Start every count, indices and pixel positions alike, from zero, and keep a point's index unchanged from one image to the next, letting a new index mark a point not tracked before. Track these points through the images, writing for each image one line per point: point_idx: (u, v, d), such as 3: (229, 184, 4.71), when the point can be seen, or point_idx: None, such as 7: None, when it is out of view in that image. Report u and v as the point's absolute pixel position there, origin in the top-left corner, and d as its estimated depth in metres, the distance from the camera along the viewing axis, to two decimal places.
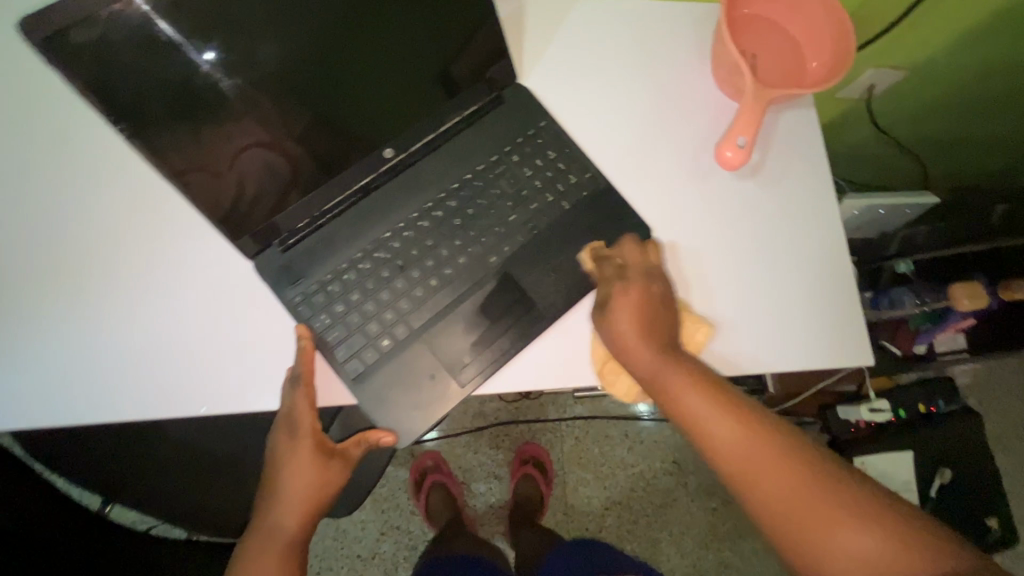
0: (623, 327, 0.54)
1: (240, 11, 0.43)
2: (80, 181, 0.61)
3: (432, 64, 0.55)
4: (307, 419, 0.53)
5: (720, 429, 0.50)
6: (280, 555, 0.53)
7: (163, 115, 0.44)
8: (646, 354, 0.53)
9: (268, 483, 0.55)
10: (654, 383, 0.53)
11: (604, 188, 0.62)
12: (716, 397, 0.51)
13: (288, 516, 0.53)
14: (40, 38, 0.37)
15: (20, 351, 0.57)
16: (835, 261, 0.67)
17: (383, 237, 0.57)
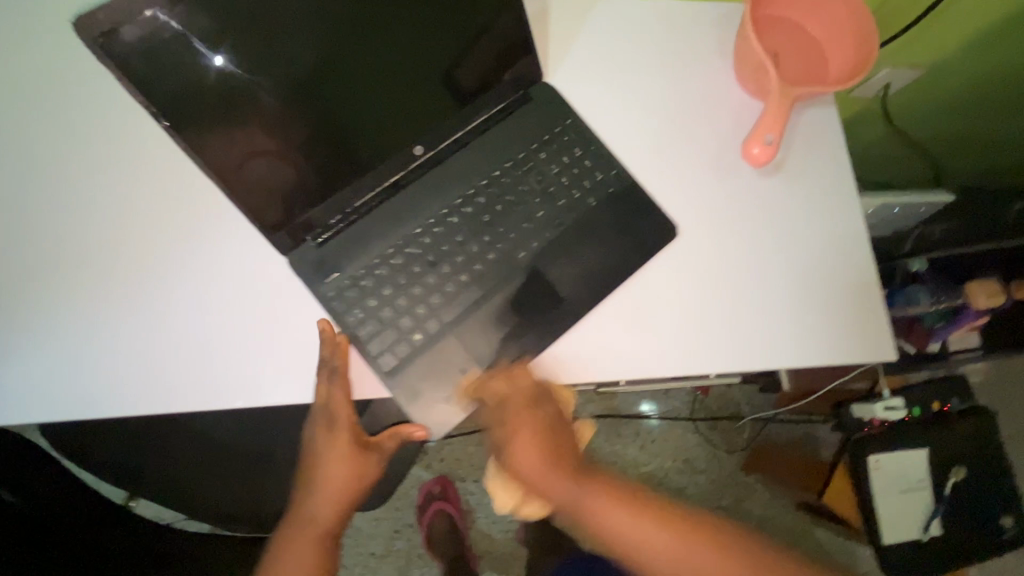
0: (532, 463, 0.58)
1: (252, 19, 0.46)
2: (112, 177, 0.62)
3: (437, 66, 0.55)
4: (343, 412, 0.55)
5: (644, 537, 0.57)
6: (318, 541, 0.56)
7: (199, 112, 0.46)
8: (552, 475, 0.58)
9: (307, 472, 0.58)
10: (575, 510, 0.58)
11: (629, 185, 0.63)
12: (636, 506, 0.59)
13: (325, 505, 0.57)
14: (92, 38, 0.41)
15: (57, 344, 0.58)
16: (860, 257, 0.67)
17: (414, 234, 0.58)
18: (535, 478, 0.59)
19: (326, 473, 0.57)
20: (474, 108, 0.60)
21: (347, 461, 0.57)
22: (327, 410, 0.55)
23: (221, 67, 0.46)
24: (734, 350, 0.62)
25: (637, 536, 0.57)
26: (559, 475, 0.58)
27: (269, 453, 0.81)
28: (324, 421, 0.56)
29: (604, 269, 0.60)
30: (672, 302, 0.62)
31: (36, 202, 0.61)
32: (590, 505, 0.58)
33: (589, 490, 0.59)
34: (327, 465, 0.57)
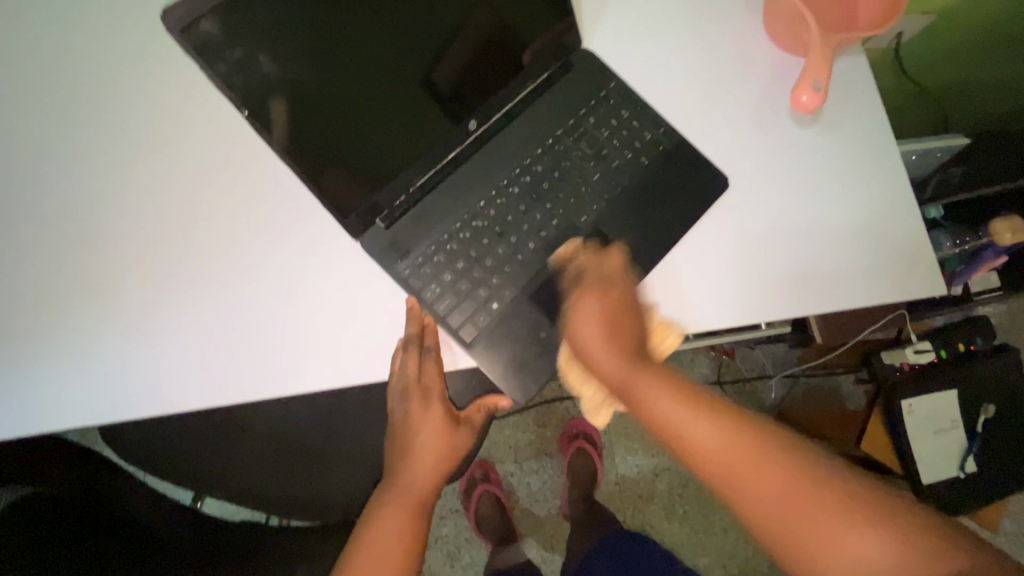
0: (585, 331, 0.54)
1: (258, 20, 0.46)
2: (165, 174, 0.63)
3: (416, 65, 0.55)
4: (437, 381, 0.59)
5: (704, 434, 0.49)
6: (414, 507, 0.59)
7: (266, 94, 0.47)
8: (611, 356, 0.53)
9: (401, 444, 0.61)
10: (625, 388, 0.53)
11: (678, 142, 0.65)
12: (698, 408, 0.51)
13: (423, 471, 0.60)
14: (176, 28, 0.43)
15: (131, 343, 0.59)
16: (902, 196, 0.68)
17: (478, 207, 0.60)
18: (584, 342, 0.54)
19: (421, 442, 0.61)
20: (483, 101, 0.60)
21: (441, 432, 0.62)
22: (423, 381, 0.59)
23: (228, 75, 0.46)
24: (791, 295, 0.64)
25: (685, 423, 0.50)
26: (596, 312, 0.54)
27: (331, 443, 0.82)
28: (419, 393, 0.60)
29: (663, 227, 0.62)
30: (728, 252, 0.64)
31: (94, 208, 0.62)
32: (646, 391, 0.51)
33: (642, 368, 0.52)
34: (422, 434, 0.61)
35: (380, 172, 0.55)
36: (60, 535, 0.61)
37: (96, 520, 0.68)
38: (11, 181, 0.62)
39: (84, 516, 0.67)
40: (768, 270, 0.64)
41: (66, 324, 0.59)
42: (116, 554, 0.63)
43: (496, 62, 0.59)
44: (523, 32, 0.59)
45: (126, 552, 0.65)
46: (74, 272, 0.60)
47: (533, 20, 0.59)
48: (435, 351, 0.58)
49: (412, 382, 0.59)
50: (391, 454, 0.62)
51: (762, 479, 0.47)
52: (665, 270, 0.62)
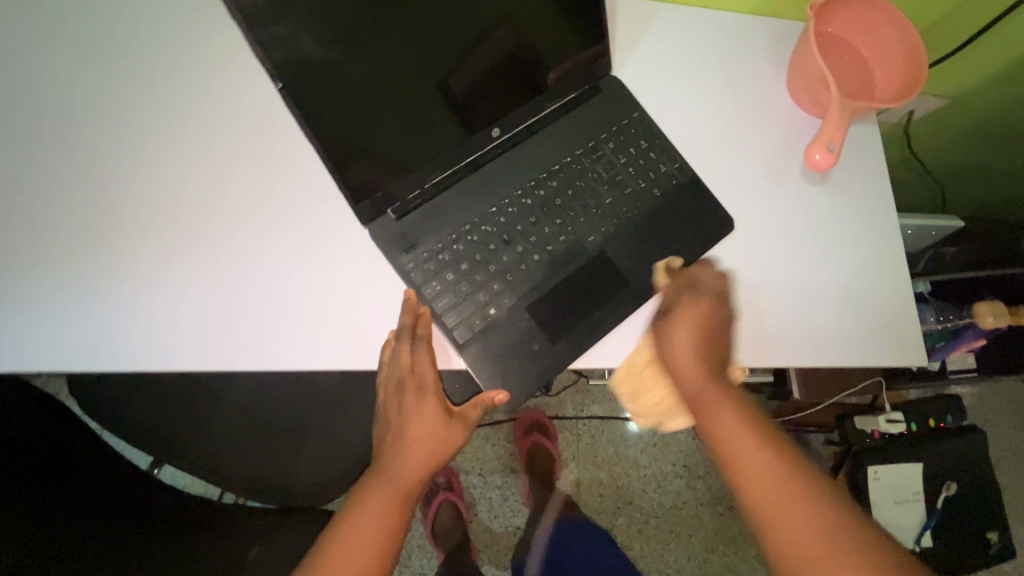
0: (675, 338, 0.56)
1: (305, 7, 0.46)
2: (182, 133, 0.62)
3: (433, 70, 0.55)
4: (430, 374, 0.58)
5: (761, 470, 0.50)
6: (398, 500, 0.58)
7: (303, 76, 0.48)
8: (693, 367, 0.55)
9: (392, 434, 0.60)
10: (694, 398, 0.55)
11: (691, 179, 0.66)
12: (750, 424, 0.53)
13: (410, 465, 0.58)
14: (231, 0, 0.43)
15: (118, 294, 0.58)
16: (898, 264, 0.70)
17: (490, 212, 0.60)
18: (673, 351, 0.56)
19: (411, 434, 0.59)
20: (501, 118, 0.61)
21: (433, 426, 0.59)
22: (416, 371, 0.57)
23: (271, 53, 0.46)
24: (783, 344, 0.65)
25: (732, 443, 0.52)
26: (688, 326, 0.56)
27: (303, 426, 0.81)
28: (412, 384, 0.58)
29: (667, 258, 0.63)
30: (726, 293, 0.65)
31: (104, 156, 0.61)
32: (718, 402, 0.54)
33: (725, 395, 0.54)
34: (412, 426, 0.59)
35: (390, 163, 0.56)
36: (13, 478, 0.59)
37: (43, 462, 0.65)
38: (23, 116, 0.61)
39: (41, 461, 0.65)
40: (760, 317, 0.65)
41: (55, 266, 0.58)
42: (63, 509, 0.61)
43: (513, 80, 0.59)
44: (546, 65, 0.61)
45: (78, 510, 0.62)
46: (73, 215, 0.59)
47: (557, 49, 0.60)
48: (426, 343, 0.58)
49: (406, 373, 0.57)
50: (382, 444, 0.61)
51: (785, 514, 0.48)
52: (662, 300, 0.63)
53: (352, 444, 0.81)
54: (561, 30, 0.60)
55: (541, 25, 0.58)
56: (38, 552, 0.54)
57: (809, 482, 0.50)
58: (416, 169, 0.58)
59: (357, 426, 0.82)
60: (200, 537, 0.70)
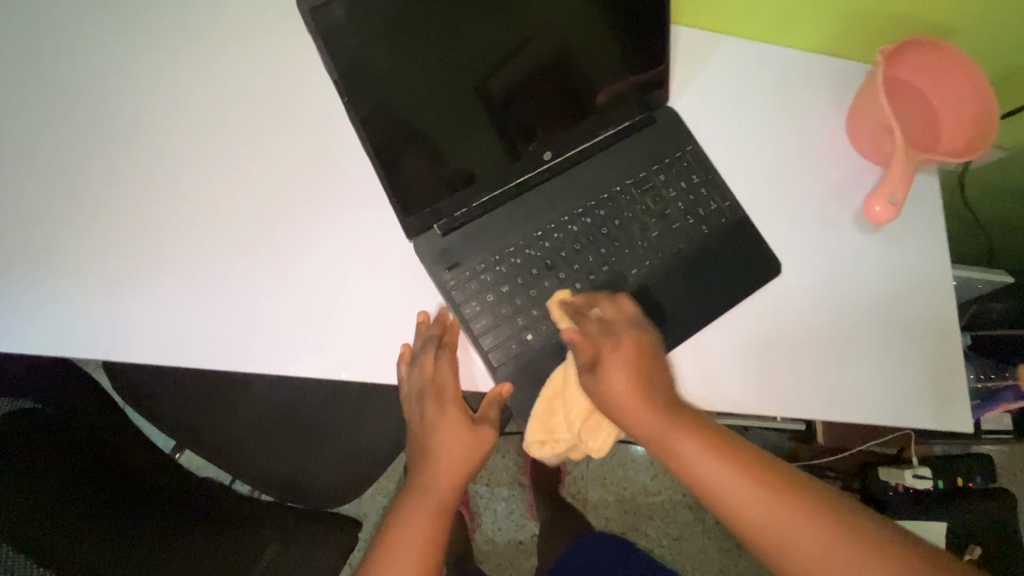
0: (617, 387, 0.53)
1: (378, 18, 0.48)
2: (237, 128, 0.63)
3: (476, 69, 0.54)
4: (450, 381, 0.59)
5: (741, 495, 0.49)
6: (435, 508, 0.58)
7: (368, 85, 0.50)
8: (639, 405, 0.52)
9: (420, 447, 0.61)
10: (655, 439, 0.52)
11: (741, 218, 0.65)
12: (712, 443, 0.52)
13: (441, 474, 0.59)
14: (309, 7, 0.45)
15: (164, 284, 0.59)
16: (948, 323, 0.67)
17: (535, 236, 0.60)
18: (613, 396, 0.53)
19: (438, 444, 0.60)
20: (547, 137, 0.60)
21: (459, 432, 0.60)
22: (436, 382, 0.58)
23: (342, 61, 0.48)
24: (820, 397, 0.63)
25: (709, 475, 0.50)
26: (626, 366, 0.53)
27: (323, 426, 0.81)
28: (433, 393, 0.59)
29: (707, 297, 0.61)
30: (766, 339, 0.63)
31: (160, 145, 0.62)
32: (676, 439, 0.52)
33: (680, 426, 0.52)
34: (438, 436, 0.60)
35: (440, 178, 0.56)
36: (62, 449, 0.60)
37: (68, 441, 0.63)
38: (87, 99, 0.62)
39: (82, 434, 0.66)
40: (800, 366, 0.63)
41: (104, 253, 0.59)
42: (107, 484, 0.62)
43: (568, 104, 0.60)
44: (597, 82, 0.60)
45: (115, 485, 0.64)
46: (128, 203, 0.60)
47: (609, 68, 0.59)
48: (449, 353, 0.58)
49: (427, 383, 0.58)
50: (412, 458, 0.62)
51: (778, 531, 0.48)
52: (702, 340, 0.61)
53: (370, 449, 0.81)
54: (613, 51, 0.59)
55: (603, 50, 0.58)
56: (84, 519, 0.56)
57: (783, 485, 0.50)
58: (463, 184, 0.58)
59: (377, 430, 0.82)
60: (214, 537, 0.67)
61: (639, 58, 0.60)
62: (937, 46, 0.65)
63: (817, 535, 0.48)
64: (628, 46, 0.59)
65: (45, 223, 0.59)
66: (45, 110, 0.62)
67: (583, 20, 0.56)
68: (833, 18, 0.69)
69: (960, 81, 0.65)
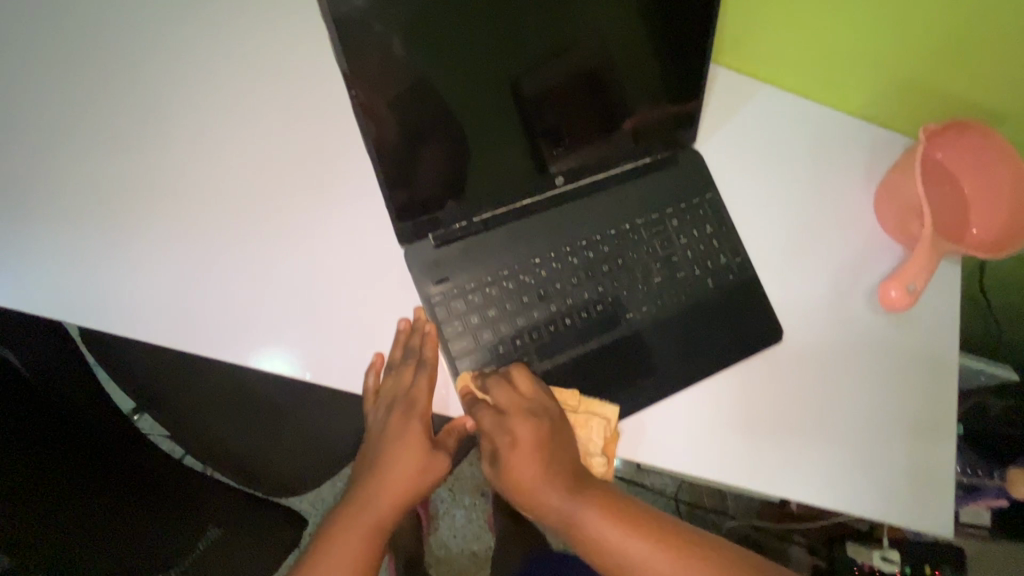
0: (521, 475, 0.51)
1: (405, 12, 0.44)
2: (249, 105, 0.62)
3: (505, 72, 0.51)
4: (423, 397, 0.55)
5: (657, 571, 0.47)
6: (369, 534, 0.54)
7: (382, 80, 0.47)
8: (546, 489, 0.50)
9: (372, 460, 0.57)
10: (566, 525, 0.49)
11: (749, 277, 0.62)
12: (626, 519, 0.49)
13: (384, 496, 0.55)
14: None
15: (147, 252, 0.58)
16: (947, 421, 0.64)
17: (532, 262, 0.58)
18: (516, 481, 0.51)
19: (395, 460, 0.56)
20: (569, 156, 0.58)
21: (416, 454, 0.56)
22: (411, 394, 0.56)
23: (356, 53, 0.45)
24: (802, 477, 0.60)
25: (623, 553, 0.47)
26: (530, 453, 0.51)
27: (289, 413, 0.80)
28: (403, 404, 0.56)
29: (699, 355, 0.59)
30: (754, 407, 0.60)
31: (170, 113, 0.61)
32: (580, 516, 0.48)
33: (583, 503, 0.49)
34: (395, 452, 0.56)
35: (442, 185, 0.54)
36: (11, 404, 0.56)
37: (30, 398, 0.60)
38: (108, 58, 0.62)
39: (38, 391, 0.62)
40: (785, 442, 0.60)
41: (96, 212, 0.58)
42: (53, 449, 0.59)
43: (589, 130, 0.57)
44: (628, 107, 0.57)
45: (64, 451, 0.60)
46: (127, 166, 0.59)
47: (643, 97, 0.57)
48: (429, 367, 0.55)
49: (400, 393, 0.56)
50: (360, 469, 0.58)
51: None
52: (686, 399, 0.59)
53: (333, 445, 0.79)
54: (649, 82, 0.56)
55: (634, 80, 0.55)
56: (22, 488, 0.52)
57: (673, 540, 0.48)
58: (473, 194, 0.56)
59: (342, 428, 0.80)
60: (160, 524, 0.65)
61: (672, 94, 0.57)
62: (961, 123, 0.62)
63: None
64: (665, 77, 0.56)
65: (42, 174, 0.59)
66: (69, 57, 0.62)
67: (622, 43, 0.53)
68: (881, 85, 0.66)
69: (962, 137, 0.63)
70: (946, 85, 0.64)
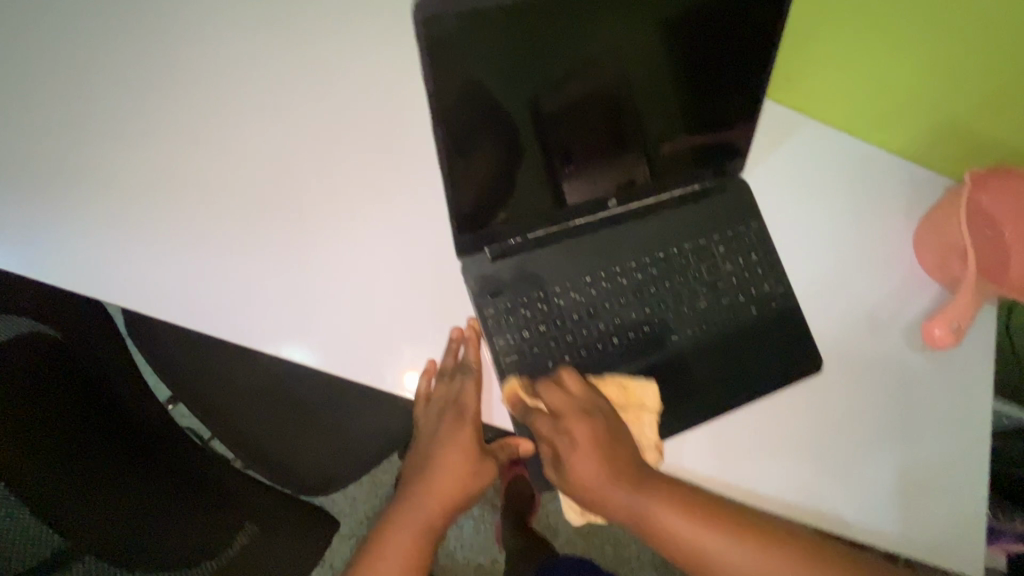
0: (583, 477, 0.54)
1: (489, 37, 0.46)
2: (311, 109, 0.63)
3: (534, 92, 0.51)
4: (472, 403, 0.58)
5: (727, 557, 0.51)
6: (420, 533, 0.58)
7: (461, 100, 0.48)
8: (610, 490, 0.53)
9: (423, 461, 0.61)
10: (637, 521, 0.52)
11: (791, 307, 0.62)
12: (693, 509, 0.52)
13: (433, 496, 0.59)
14: (427, 17, 0.42)
15: (211, 248, 0.60)
16: (983, 462, 0.64)
17: (582, 281, 0.59)
18: (583, 487, 0.54)
19: (443, 465, 0.60)
20: (584, 170, 0.58)
21: (464, 457, 0.60)
22: (461, 400, 0.58)
23: (441, 72, 0.46)
24: (836, 509, 0.60)
25: (699, 546, 0.51)
26: (589, 455, 0.54)
27: (321, 412, 0.81)
28: (453, 409, 0.59)
29: (741, 381, 0.60)
30: (791, 435, 0.61)
31: (234, 112, 0.63)
32: (655, 517, 0.51)
33: (649, 498, 0.52)
34: (445, 455, 0.60)
35: (503, 201, 0.55)
36: (61, 393, 0.57)
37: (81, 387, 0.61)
38: (177, 55, 0.63)
39: (90, 379, 0.63)
40: (817, 472, 0.61)
41: (164, 207, 0.60)
42: (101, 439, 0.59)
43: (643, 154, 0.59)
44: (647, 130, 0.58)
45: (110, 442, 0.61)
46: (194, 163, 0.61)
47: (670, 123, 0.58)
48: (473, 373, 0.58)
49: (450, 399, 0.59)
50: (412, 468, 0.62)
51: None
52: (724, 422, 0.60)
53: (362, 446, 0.81)
54: (678, 107, 0.57)
55: (690, 110, 0.58)
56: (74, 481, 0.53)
57: (741, 524, 0.52)
58: (501, 211, 0.56)
59: (372, 430, 0.81)
60: (199, 519, 0.65)
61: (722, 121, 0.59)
62: (1004, 168, 0.64)
63: (787, 571, 0.50)
64: (689, 97, 0.57)
65: (112, 166, 0.61)
66: (142, 49, 0.63)
67: (652, 66, 0.54)
68: (930, 126, 0.67)
69: (1003, 181, 0.64)
70: (993, 131, 0.65)
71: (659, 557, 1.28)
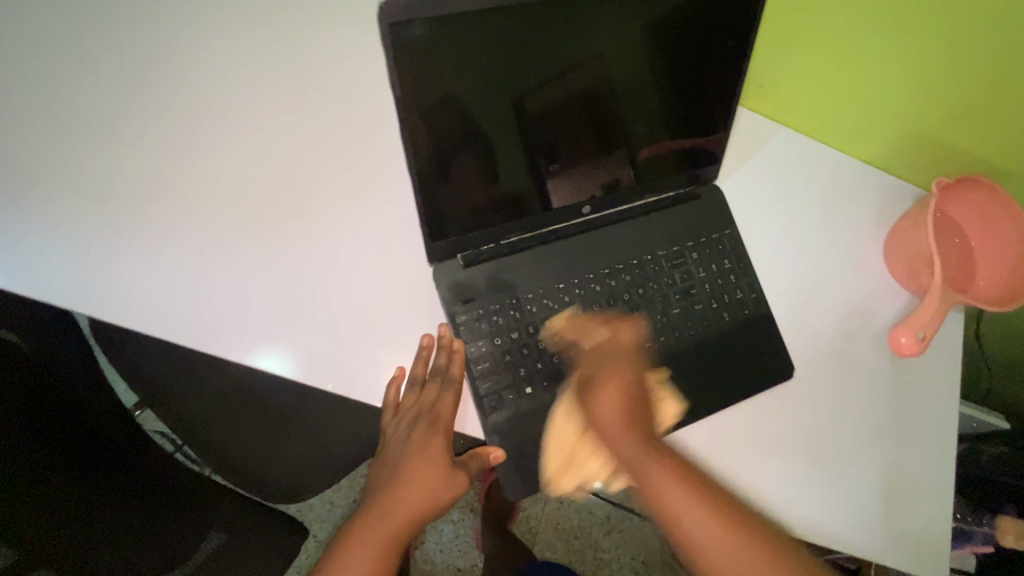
0: (604, 411, 0.55)
1: (459, 42, 0.45)
2: (282, 111, 0.62)
3: (506, 98, 0.51)
4: (446, 412, 0.58)
5: (699, 524, 0.52)
6: (385, 544, 0.56)
7: (432, 104, 0.47)
8: (623, 437, 0.54)
9: (392, 471, 0.60)
10: (632, 467, 0.54)
11: (763, 314, 0.63)
12: (694, 488, 0.53)
13: (400, 507, 0.58)
14: (395, 20, 0.42)
15: (177, 252, 0.58)
16: (950, 467, 0.65)
17: (555, 287, 0.59)
18: (602, 422, 0.55)
19: (413, 474, 0.59)
20: (564, 178, 0.58)
21: (434, 467, 0.60)
22: (435, 410, 0.58)
23: (410, 76, 0.45)
24: (806, 516, 0.60)
25: (681, 510, 0.52)
26: (618, 397, 0.55)
27: (293, 418, 0.80)
28: (426, 418, 0.58)
29: (713, 388, 0.60)
30: (762, 443, 0.61)
31: (203, 113, 0.61)
32: (648, 466, 0.53)
33: (659, 459, 0.54)
34: (415, 464, 0.59)
35: (476, 207, 0.55)
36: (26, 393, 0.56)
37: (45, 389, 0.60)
38: (143, 52, 0.62)
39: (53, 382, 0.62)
40: (788, 478, 0.61)
41: (127, 209, 0.58)
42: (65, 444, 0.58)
43: (619, 160, 0.59)
44: (623, 135, 0.57)
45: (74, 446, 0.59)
46: (159, 163, 0.60)
47: (645, 129, 0.58)
48: (447, 382, 0.57)
49: (423, 408, 0.58)
50: (380, 478, 0.61)
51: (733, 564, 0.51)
52: (696, 430, 0.60)
53: (335, 452, 0.79)
54: (652, 113, 0.57)
55: (665, 116, 0.57)
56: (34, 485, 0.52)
57: (733, 516, 0.52)
58: (476, 217, 0.55)
59: (345, 436, 0.80)
60: (166, 526, 0.64)
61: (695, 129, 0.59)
62: (970, 177, 0.64)
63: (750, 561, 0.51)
64: (662, 104, 0.57)
65: (73, 166, 0.58)
66: (106, 46, 0.61)
67: (625, 72, 0.54)
68: (899, 136, 0.69)
69: (968, 190, 0.65)
70: (959, 142, 0.66)
71: (638, 560, 1.28)
